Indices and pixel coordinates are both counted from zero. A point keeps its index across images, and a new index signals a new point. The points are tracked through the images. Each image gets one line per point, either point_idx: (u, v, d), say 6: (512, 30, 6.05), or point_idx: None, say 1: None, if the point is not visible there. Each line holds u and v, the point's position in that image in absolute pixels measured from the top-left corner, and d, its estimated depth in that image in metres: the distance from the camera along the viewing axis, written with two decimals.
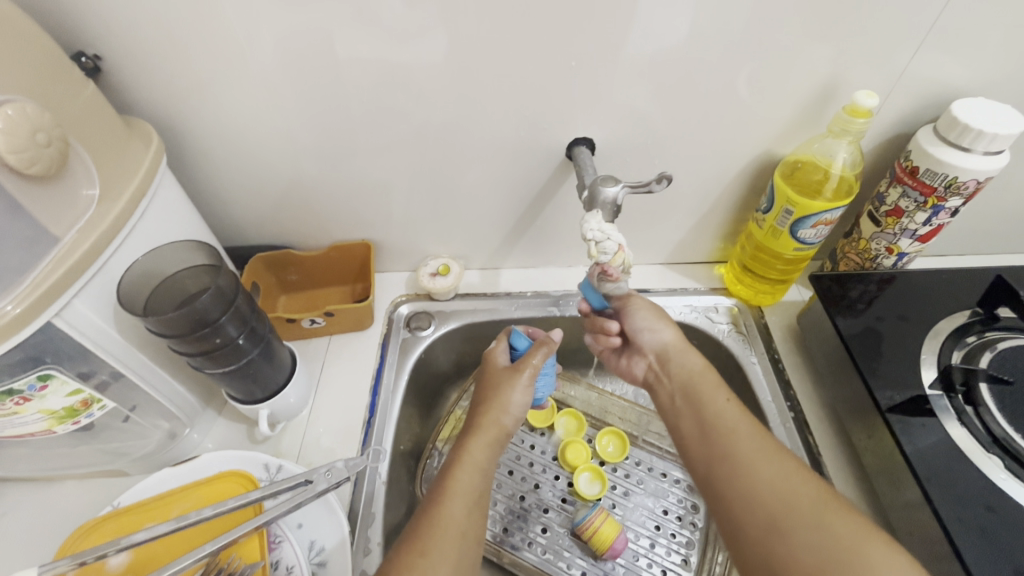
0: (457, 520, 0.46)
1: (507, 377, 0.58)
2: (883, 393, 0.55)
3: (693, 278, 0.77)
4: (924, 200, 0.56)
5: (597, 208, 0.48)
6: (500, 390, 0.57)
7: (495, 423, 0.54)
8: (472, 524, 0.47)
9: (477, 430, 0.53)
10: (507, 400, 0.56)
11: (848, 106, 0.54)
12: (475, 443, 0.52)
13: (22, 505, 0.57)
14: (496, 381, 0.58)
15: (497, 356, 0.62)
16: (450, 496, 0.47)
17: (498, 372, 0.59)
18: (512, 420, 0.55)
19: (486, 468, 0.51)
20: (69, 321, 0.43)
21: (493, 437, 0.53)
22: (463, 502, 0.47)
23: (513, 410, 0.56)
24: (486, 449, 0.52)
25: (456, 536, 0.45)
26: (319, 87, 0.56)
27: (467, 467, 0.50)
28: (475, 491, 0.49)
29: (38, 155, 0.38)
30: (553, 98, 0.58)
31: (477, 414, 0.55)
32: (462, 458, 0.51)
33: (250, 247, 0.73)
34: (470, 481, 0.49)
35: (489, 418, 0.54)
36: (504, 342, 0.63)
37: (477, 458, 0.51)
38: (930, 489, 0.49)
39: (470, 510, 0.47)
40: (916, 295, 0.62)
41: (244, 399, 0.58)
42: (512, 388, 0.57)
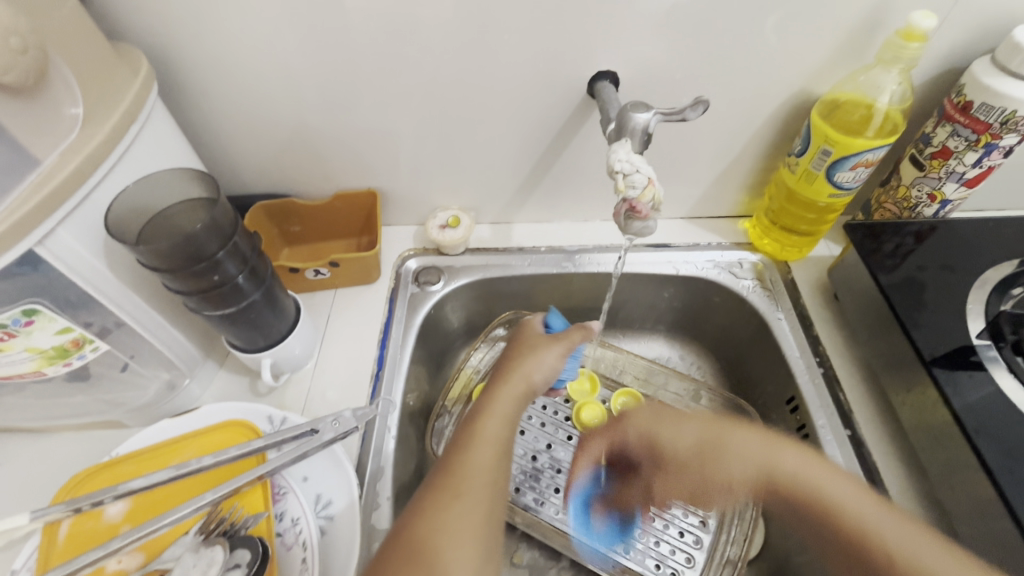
0: (489, 465, 0.39)
1: (541, 342, 0.53)
2: (927, 345, 0.52)
3: (716, 233, 0.73)
4: (976, 138, 0.52)
5: (627, 136, 0.44)
6: (530, 352, 0.51)
7: (524, 376, 0.48)
8: (502, 471, 0.40)
9: (502, 380, 0.47)
10: (540, 360, 0.51)
11: (900, 30, 0.49)
12: (502, 391, 0.46)
13: (16, 455, 0.54)
14: (529, 343, 0.53)
15: (532, 326, 0.57)
16: (478, 438, 0.40)
17: (530, 337, 0.55)
18: (542, 380, 0.50)
19: (515, 418, 0.45)
20: (53, 251, 0.40)
21: (521, 388, 0.47)
22: (493, 447, 0.40)
23: (544, 372, 0.50)
24: (515, 400, 0.46)
25: (488, 480, 0.38)
26: (322, 12, 0.52)
27: (497, 415, 0.43)
28: (504, 438, 0.42)
29: (15, 61, 0.35)
30: (576, 26, 0.53)
31: (504, 366, 0.50)
32: (490, 402, 0.45)
33: (250, 196, 0.69)
34: (498, 428, 0.42)
35: (518, 370, 0.48)
36: (537, 317, 0.59)
37: (506, 407, 0.45)
38: (980, 443, 0.46)
39: (501, 456, 0.40)
40: (961, 244, 0.58)
41: (246, 347, 0.55)
42: (547, 352, 0.52)
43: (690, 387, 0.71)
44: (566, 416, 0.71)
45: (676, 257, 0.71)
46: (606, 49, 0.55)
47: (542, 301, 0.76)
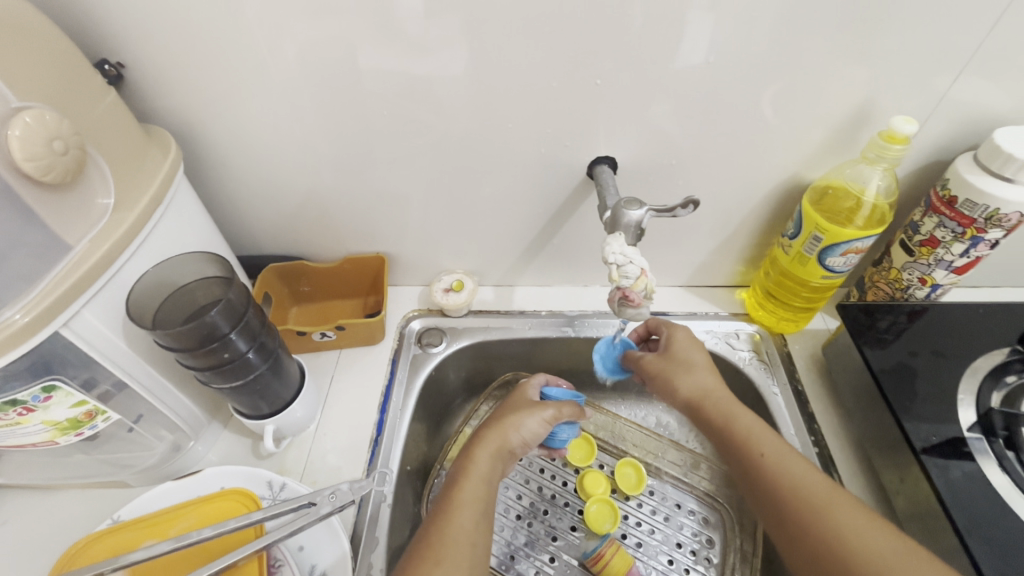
0: (466, 532, 0.45)
1: (525, 406, 0.56)
2: (917, 434, 0.52)
3: (713, 302, 0.75)
4: (962, 230, 0.54)
5: (621, 230, 0.47)
6: (513, 414, 0.55)
7: (501, 437, 0.53)
8: (479, 533, 0.46)
9: (481, 441, 0.52)
10: (519, 422, 0.54)
11: (884, 132, 0.53)
12: (480, 454, 0.51)
13: (20, 513, 0.56)
14: (514, 406, 0.57)
15: (527, 392, 0.61)
16: (459, 506, 0.47)
17: (518, 401, 0.58)
18: (520, 443, 0.54)
19: (492, 479, 0.50)
20: (77, 332, 0.43)
21: (497, 451, 0.52)
22: (470, 513, 0.46)
23: (524, 433, 0.54)
24: (491, 460, 0.51)
25: (466, 545, 0.44)
26: (338, 100, 0.55)
27: (473, 479, 0.49)
28: (480, 501, 0.48)
29: (55, 163, 0.38)
30: (576, 117, 0.57)
31: (486, 428, 0.54)
32: (469, 470, 0.50)
33: (263, 257, 0.72)
34: (475, 491, 0.48)
35: (497, 432, 0.53)
36: (536, 380, 0.63)
37: (483, 469, 0.50)
38: (970, 540, 0.46)
39: (478, 519, 0.46)
40: (951, 328, 0.60)
41: (251, 413, 0.57)
42: (529, 415, 0.55)
43: (688, 458, 0.73)
44: (564, 480, 0.71)
45: None
46: (605, 136, 0.58)
47: (542, 362, 0.77)
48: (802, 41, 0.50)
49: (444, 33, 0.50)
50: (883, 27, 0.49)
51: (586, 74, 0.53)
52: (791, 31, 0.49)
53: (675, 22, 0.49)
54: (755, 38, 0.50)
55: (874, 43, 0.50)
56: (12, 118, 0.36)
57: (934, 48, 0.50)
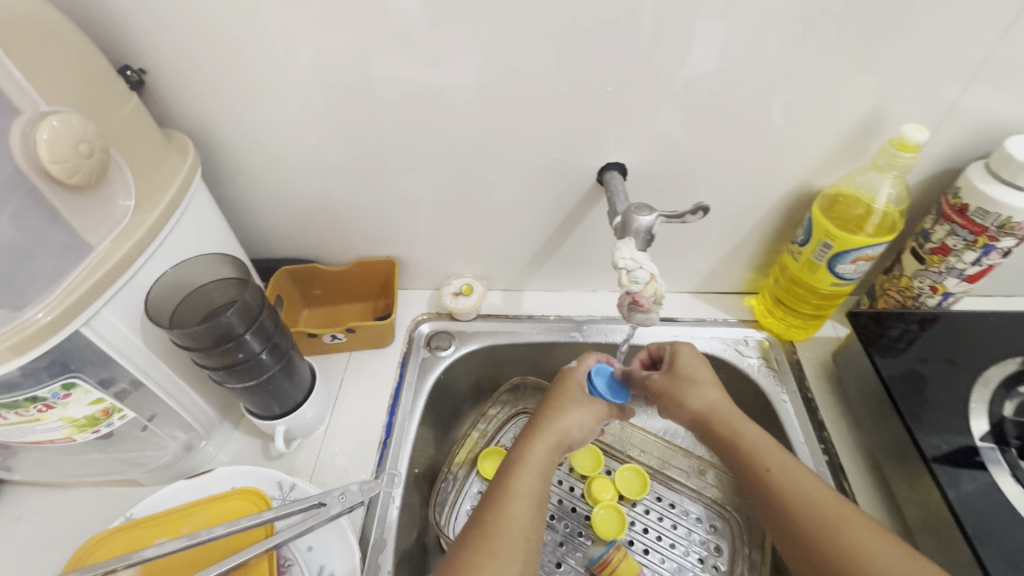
0: (521, 524, 0.45)
1: (580, 398, 0.56)
2: (928, 442, 0.52)
3: (722, 309, 0.75)
4: (973, 239, 0.54)
5: (630, 236, 0.48)
6: (569, 407, 0.55)
7: (561, 431, 0.53)
8: (534, 526, 0.46)
9: (538, 432, 0.52)
10: (574, 414, 0.54)
11: (894, 139, 0.53)
12: (537, 446, 0.51)
13: (35, 510, 0.57)
14: (569, 395, 0.56)
15: (577, 374, 0.58)
16: (514, 498, 0.46)
17: (570, 389, 0.57)
18: (574, 436, 0.54)
19: (548, 472, 0.50)
20: (97, 330, 0.44)
21: (556, 444, 0.52)
22: (526, 505, 0.46)
23: (581, 428, 0.54)
24: (548, 453, 0.51)
25: (521, 538, 0.44)
26: (352, 106, 0.56)
27: (529, 471, 0.49)
28: (536, 493, 0.48)
29: (79, 166, 0.39)
30: (587, 124, 0.57)
31: (540, 420, 0.54)
32: (525, 460, 0.50)
33: (276, 260, 0.73)
34: (530, 484, 0.48)
35: (555, 424, 0.53)
36: (587, 364, 0.59)
37: (538, 461, 0.50)
38: (982, 549, 0.46)
39: (534, 512, 0.46)
40: (963, 337, 0.59)
41: (262, 414, 0.58)
42: (586, 408, 0.55)
43: (696, 463, 0.73)
44: (571, 486, 0.71)
45: (683, 332, 0.72)
46: (616, 142, 0.59)
47: (550, 367, 0.77)
48: (814, 49, 0.50)
49: (457, 40, 0.51)
50: (894, 36, 0.49)
51: (597, 81, 0.54)
52: (802, 39, 0.50)
53: (686, 30, 0.49)
54: (766, 46, 0.50)
55: (885, 51, 0.50)
56: (40, 121, 0.37)
57: (945, 56, 0.50)
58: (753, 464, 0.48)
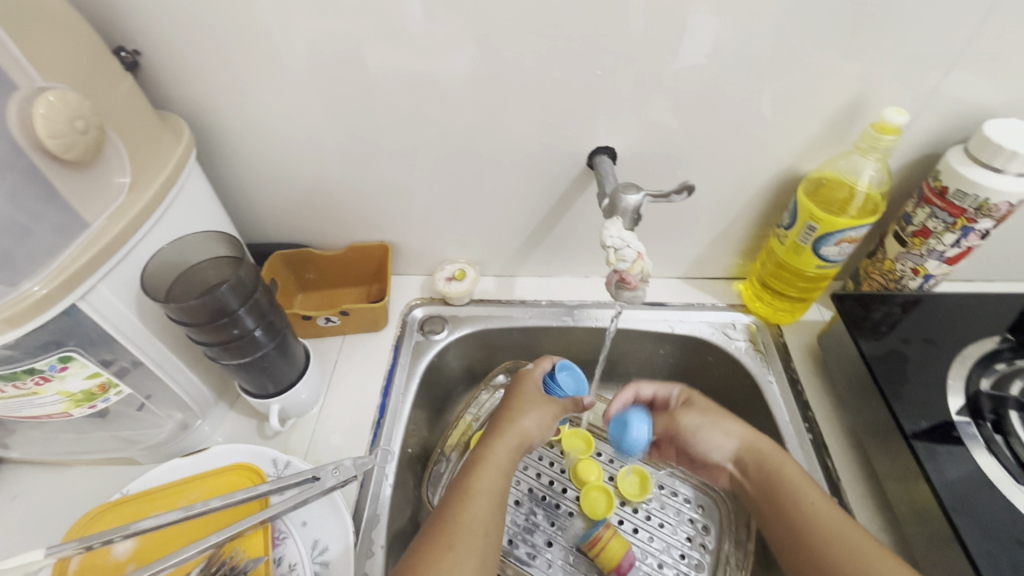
0: (480, 518, 0.46)
1: (538, 401, 0.58)
2: (908, 419, 0.54)
3: (711, 293, 0.76)
4: (953, 221, 0.55)
5: (618, 215, 0.49)
6: (528, 409, 0.57)
7: (520, 432, 0.55)
8: (494, 522, 0.46)
9: (500, 433, 0.54)
10: (533, 417, 0.57)
11: (876, 123, 0.54)
12: (498, 446, 0.53)
13: (32, 487, 0.57)
14: (527, 398, 0.59)
15: (533, 376, 0.62)
16: (473, 496, 0.47)
17: (527, 391, 0.60)
18: (534, 436, 0.56)
19: (508, 470, 0.52)
20: (93, 305, 0.45)
21: (516, 444, 0.54)
22: (486, 502, 0.47)
23: (539, 428, 0.57)
24: (510, 453, 0.53)
25: (480, 533, 0.45)
26: (346, 90, 0.57)
27: (490, 469, 0.50)
28: (497, 489, 0.49)
29: (75, 142, 0.39)
30: (577, 108, 0.58)
31: (499, 423, 0.56)
32: (485, 459, 0.51)
33: (271, 244, 0.74)
34: (491, 482, 0.49)
35: (514, 426, 0.55)
36: (544, 366, 0.63)
37: (500, 460, 0.52)
38: (957, 520, 0.47)
39: (493, 510, 0.47)
40: (942, 318, 0.61)
41: (257, 393, 0.59)
42: (544, 411, 0.58)
43: None
44: (561, 467, 0.72)
45: (672, 316, 0.73)
46: (606, 127, 0.59)
47: (541, 351, 0.78)
48: (799, 33, 0.51)
49: (450, 23, 0.51)
50: (878, 22, 0.50)
51: (587, 66, 0.54)
52: (787, 24, 0.50)
53: (675, 15, 0.50)
54: (752, 31, 0.51)
55: (868, 36, 0.51)
56: (36, 97, 0.38)
57: (927, 41, 0.51)
58: (797, 498, 0.51)
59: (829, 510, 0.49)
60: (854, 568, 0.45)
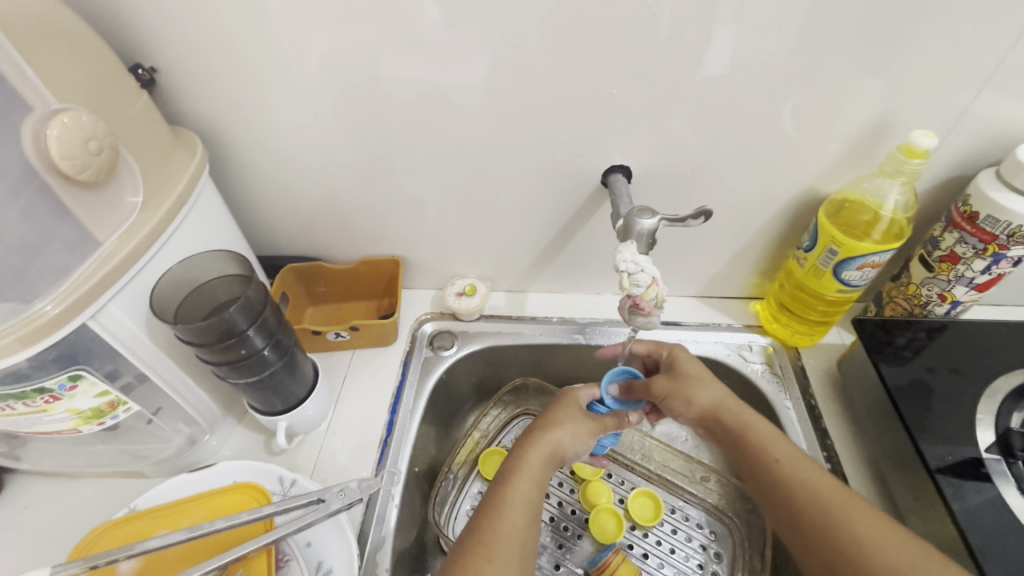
0: (517, 530, 0.45)
1: (576, 415, 0.56)
2: (932, 453, 0.51)
3: (727, 313, 0.74)
4: (983, 247, 0.53)
5: (632, 239, 0.48)
6: (563, 421, 0.55)
7: (555, 442, 0.52)
8: (530, 534, 0.45)
9: (533, 442, 0.52)
10: (571, 429, 0.54)
11: (903, 145, 0.52)
12: (532, 456, 0.51)
13: (42, 499, 0.58)
14: (565, 410, 0.56)
15: (578, 395, 0.59)
16: (510, 506, 0.46)
17: (566, 404, 0.57)
18: (570, 451, 0.54)
19: (543, 482, 0.50)
20: (104, 324, 0.45)
21: (550, 454, 0.52)
22: (522, 513, 0.46)
23: (575, 442, 0.54)
24: (543, 463, 0.51)
25: (517, 546, 0.43)
26: (360, 107, 0.57)
27: (526, 479, 0.49)
28: (531, 501, 0.47)
29: (89, 162, 0.40)
30: (592, 126, 0.57)
31: (534, 433, 0.54)
32: (519, 470, 0.50)
33: (282, 257, 0.74)
34: (527, 491, 0.48)
35: (548, 436, 0.53)
36: (592, 388, 0.60)
37: (534, 470, 0.50)
38: (986, 564, 0.45)
39: (528, 520, 0.46)
40: (971, 347, 0.59)
41: (265, 410, 0.58)
42: (580, 426, 0.55)
43: (698, 470, 0.72)
44: (571, 488, 0.71)
45: (686, 336, 0.72)
46: (620, 145, 0.59)
47: (552, 369, 0.77)
48: (822, 52, 0.50)
49: (464, 41, 0.51)
50: (905, 42, 0.49)
51: (603, 84, 0.53)
52: (810, 43, 0.49)
53: (693, 33, 0.49)
54: (772, 50, 0.50)
55: (895, 55, 0.49)
56: (51, 118, 0.38)
57: (957, 61, 0.49)
58: (762, 453, 0.48)
59: (799, 464, 0.46)
60: (824, 515, 0.42)
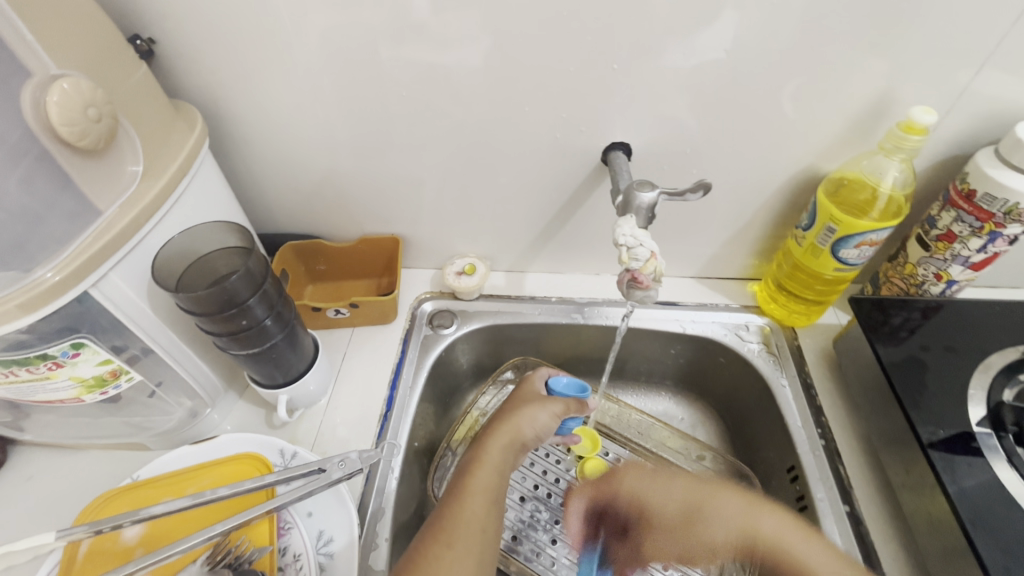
0: (478, 517, 0.46)
1: (536, 400, 0.58)
2: (925, 427, 0.52)
3: (725, 294, 0.75)
4: (980, 225, 0.53)
5: (632, 213, 0.48)
6: (523, 407, 0.56)
7: (514, 429, 0.53)
8: (491, 520, 0.46)
9: (494, 431, 0.53)
10: (528, 415, 0.55)
11: (902, 123, 0.52)
12: (493, 443, 0.52)
13: (45, 470, 0.58)
14: (524, 398, 0.58)
15: (533, 384, 0.62)
16: (471, 493, 0.47)
17: (528, 394, 0.60)
18: (531, 435, 0.55)
19: (505, 469, 0.51)
20: (105, 293, 0.45)
21: (510, 441, 0.53)
22: (481, 500, 0.47)
23: (535, 428, 0.55)
24: (505, 451, 0.52)
25: (478, 531, 0.45)
26: (359, 82, 0.56)
27: (487, 468, 0.49)
28: (492, 488, 0.48)
29: (89, 129, 0.40)
30: (593, 102, 0.57)
31: (497, 421, 0.55)
32: (481, 459, 0.50)
33: (282, 235, 0.74)
34: (488, 478, 0.49)
35: (509, 423, 0.54)
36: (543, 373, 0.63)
37: (496, 458, 0.51)
38: (975, 534, 0.46)
39: (490, 505, 0.47)
40: (964, 325, 0.59)
41: (266, 383, 0.59)
42: (540, 408, 0.57)
43: (693, 448, 0.72)
44: (567, 466, 0.72)
45: (684, 316, 0.72)
46: (621, 122, 0.58)
47: (550, 349, 0.78)
48: (823, 29, 0.49)
49: (465, 15, 0.51)
50: (906, 19, 0.48)
51: (603, 60, 0.53)
52: (812, 18, 0.49)
53: (694, 9, 0.49)
54: (773, 27, 0.49)
55: (895, 33, 0.49)
56: (50, 85, 0.38)
57: (958, 39, 0.49)
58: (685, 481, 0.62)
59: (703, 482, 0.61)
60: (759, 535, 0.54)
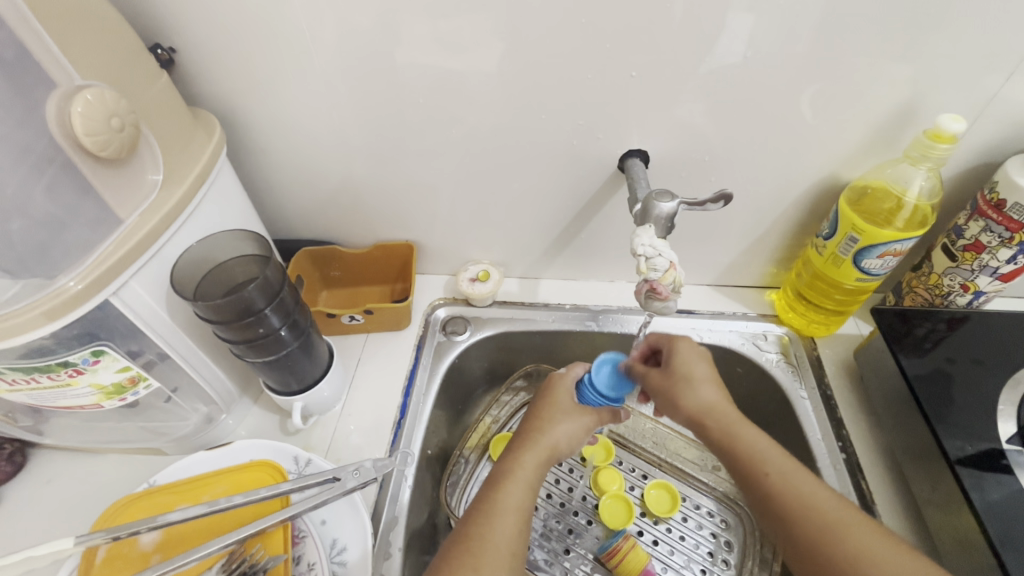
0: (506, 539, 0.44)
1: (573, 411, 0.55)
2: (952, 442, 0.51)
3: (742, 302, 0.74)
4: (1009, 235, 0.52)
5: (651, 222, 0.48)
6: (558, 419, 0.54)
7: (551, 445, 0.52)
8: (520, 542, 0.45)
9: (528, 445, 0.51)
10: (566, 430, 0.54)
11: (929, 131, 0.51)
12: (527, 458, 0.50)
13: (63, 473, 0.59)
14: (560, 408, 0.56)
15: (566, 384, 0.58)
16: (500, 512, 0.45)
17: (561, 400, 0.56)
18: (564, 449, 0.53)
19: (536, 485, 0.49)
20: (125, 300, 0.45)
21: (545, 457, 0.51)
22: (511, 520, 0.45)
23: (570, 441, 0.54)
24: (538, 466, 0.50)
25: (506, 554, 0.43)
26: (375, 90, 0.56)
27: (518, 485, 0.48)
28: (522, 507, 0.47)
29: (111, 140, 0.40)
30: (610, 110, 0.56)
31: (531, 433, 0.53)
32: (513, 473, 0.49)
33: (297, 241, 0.74)
34: (519, 496, 0.47)
35: (545, 438, 0.52)
36: (577, 371, 0.59)
37: (528, 474, 0.49)
38: (1005, 555, 0.45)
39: (519, 526, 0.45)
40: (993, 338, 0.58)
41: (280, 390, 0.59)
42: (578, 422, 0.55)
43: (709, 459, 0.72)
44: (581, 475, 0.71)
45: (700, 324, 0.71)
46: (638, 130, 0.58)
47: (564, 356, 0.77)
48: (846, 36, 0.48)
49: (481, 23, 0.50)
50: (933, 25, 0.47)
51: (621, 67, 0.53)
52: (835, 25, 0.48)
53: (712, 16, 0.48)
54: (795, 33, 0.49)
55: (922, 39, 0.48)
56: (75, 95, 0.38)
57: (988, 44, 0.48)
58: (753, 468, 0.45)
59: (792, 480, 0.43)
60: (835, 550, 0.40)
